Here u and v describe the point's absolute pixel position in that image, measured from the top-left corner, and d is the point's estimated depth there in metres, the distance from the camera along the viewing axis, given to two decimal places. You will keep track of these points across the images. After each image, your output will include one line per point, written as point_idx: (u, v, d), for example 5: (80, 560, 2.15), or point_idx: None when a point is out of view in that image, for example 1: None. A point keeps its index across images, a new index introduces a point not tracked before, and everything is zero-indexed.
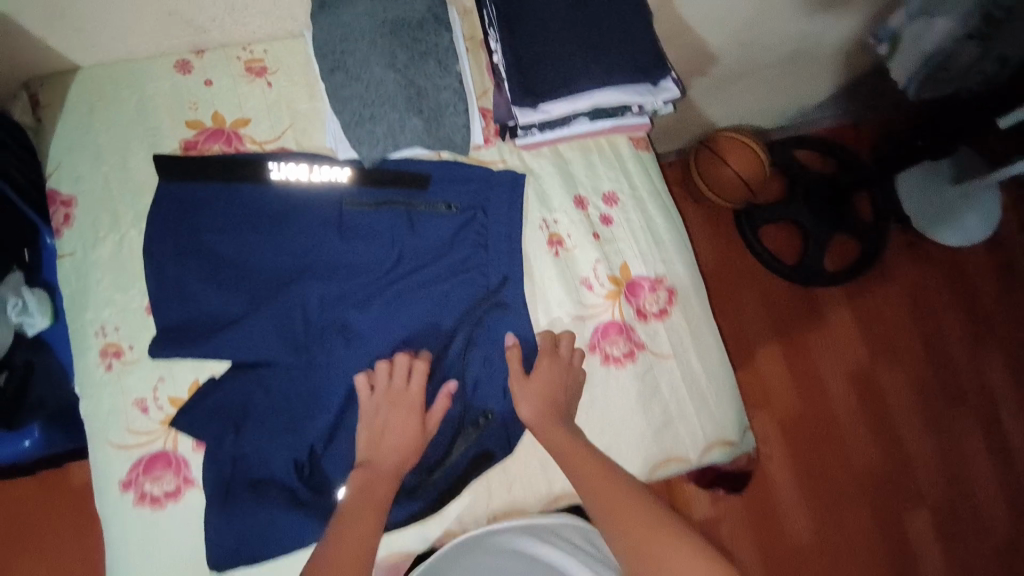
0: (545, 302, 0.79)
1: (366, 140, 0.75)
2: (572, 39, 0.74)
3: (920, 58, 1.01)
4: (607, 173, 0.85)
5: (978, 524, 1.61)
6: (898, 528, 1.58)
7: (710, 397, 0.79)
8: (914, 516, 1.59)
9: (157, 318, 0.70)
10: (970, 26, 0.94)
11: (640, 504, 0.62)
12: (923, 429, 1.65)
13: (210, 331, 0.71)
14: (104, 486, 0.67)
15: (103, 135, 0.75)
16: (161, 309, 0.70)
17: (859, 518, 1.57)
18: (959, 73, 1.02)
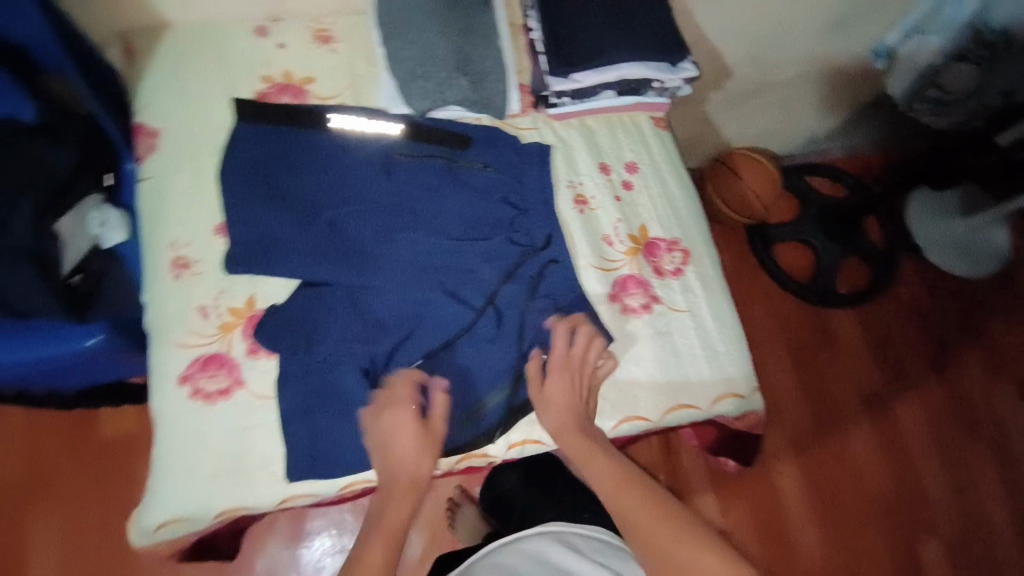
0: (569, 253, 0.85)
1: (417, 95, 0.85)
2: (603, 18, 0.84)
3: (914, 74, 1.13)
4: (629, 145, 0.93)
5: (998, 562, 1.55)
6: (914, 556, 1.53)
7: (719, 349, 0.84)
8: (930, 544, 1.54)
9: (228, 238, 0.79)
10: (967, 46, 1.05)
11: (633, 479, 0.70)
12: (935, 455, 1.64)
13: (268, 256, 0.78)
14: (161, 380, 0.74)
15: (189, 82, 0.86)
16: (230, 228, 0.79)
17: (871, 541, 1.54)
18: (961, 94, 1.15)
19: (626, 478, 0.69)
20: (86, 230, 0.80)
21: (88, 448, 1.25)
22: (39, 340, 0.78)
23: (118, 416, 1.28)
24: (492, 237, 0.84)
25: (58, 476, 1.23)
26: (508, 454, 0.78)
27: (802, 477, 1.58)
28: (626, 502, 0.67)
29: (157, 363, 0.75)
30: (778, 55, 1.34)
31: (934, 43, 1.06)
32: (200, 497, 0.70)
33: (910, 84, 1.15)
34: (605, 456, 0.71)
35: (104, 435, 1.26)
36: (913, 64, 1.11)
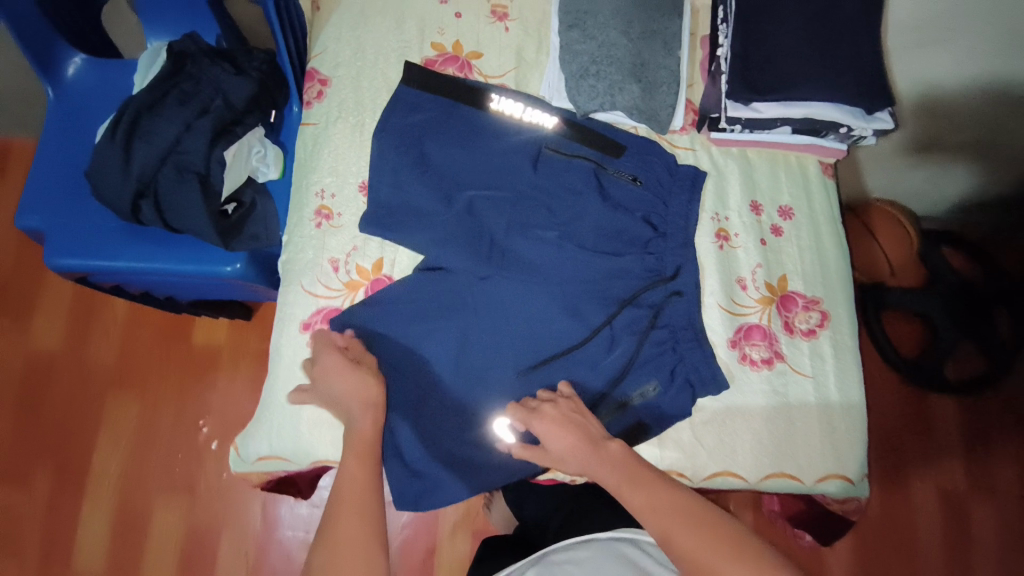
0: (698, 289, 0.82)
1: (586, 92, 0.82)
2: (803, 49, 0.77)
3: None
4: (789, 188, 0.87)
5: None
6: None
7: (839, 428, 0.78)
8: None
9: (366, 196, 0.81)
10: None
11: (673, 505, 0.62)
12: None
13: (399, 226, 0.79)
14: (284, 321, 0.77)
15: (365, 35, 0.88)
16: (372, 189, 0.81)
17: None
18: None
19: (674, 502, 0.61)
20: (247, 161, 0.82)
21: (180, 349, 1.34)
22: (181, 253, 0.80)
23: (211, 328, 1.35)
24: (626, 254, 0.81)
25: (149, 373, 1.33)
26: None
27: (853, 562, 1.49)
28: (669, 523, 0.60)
29: (284, 305, 0.78)
30: (963, 116, 1.20)
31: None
32: (297, 444, 0.73)
33: None
34: (648, 481, 0.63)
35: (194, 341, 1.35)
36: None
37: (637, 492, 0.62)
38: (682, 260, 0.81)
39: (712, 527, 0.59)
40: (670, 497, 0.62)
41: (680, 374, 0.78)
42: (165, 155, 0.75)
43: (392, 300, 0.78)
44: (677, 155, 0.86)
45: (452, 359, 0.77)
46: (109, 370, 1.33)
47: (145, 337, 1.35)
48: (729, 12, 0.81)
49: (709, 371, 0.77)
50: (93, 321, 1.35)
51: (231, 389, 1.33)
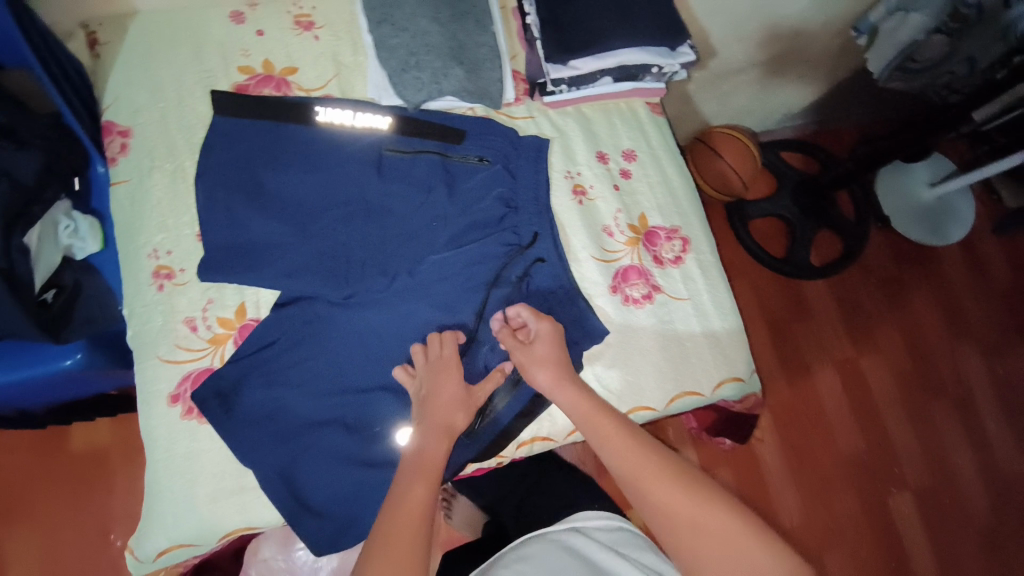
0: (569, 246, 0.85)
1: (411, 86, 0.81)
2: (601, 3, 0.82)
3: (895, 50, 1.20)
4: (626, 132, 0.92)
5: (955, 502, 1.66)
6: (883, 509, 1.62)
7: (722, 337, 0.85)
8: (898, 496, 1.64)
9: (207, 242, 0.75)
10: (938, 22, 1.11)
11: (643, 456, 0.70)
12: (905, 419, 1.72)
13: (263, 262, 0.75)
14: (151, 400, 0.71)
15: (162, 74, 0.80)
16: (214, 234, 0.75)
17: (849, 502, 1.62)
18: (928, 65, 1.21)
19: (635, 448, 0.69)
20: (56, 240, 0.74)
21: (62, 464, 1.18)
22: (6, 362, 0.73)
23: (91, 429, 1.20)
24: (491, 231, 0.83)
25: (33, 500, 1.16)
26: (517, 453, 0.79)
27: (782, 446, 1.64)
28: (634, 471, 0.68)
29: (146, 382, 0.71)
30: (761, 34, 1.34)
31: (916, 20, 1.12)
32: (200, 524, 0.68)
33: (888, 60, 1.23)
34: (624, 433, 0.70)
35: (74, 450, 1.19)
36: (894, 39, 1.19)
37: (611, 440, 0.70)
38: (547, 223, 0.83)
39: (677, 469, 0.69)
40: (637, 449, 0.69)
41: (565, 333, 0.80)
42: None
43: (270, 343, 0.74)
44: (516, 128, 0.88)
45: (354, 381, 0.75)
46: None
47: (16, 461, 1.17)
48: None
49: (591, 321, 0.80)
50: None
51: (135, 487, 1.19)
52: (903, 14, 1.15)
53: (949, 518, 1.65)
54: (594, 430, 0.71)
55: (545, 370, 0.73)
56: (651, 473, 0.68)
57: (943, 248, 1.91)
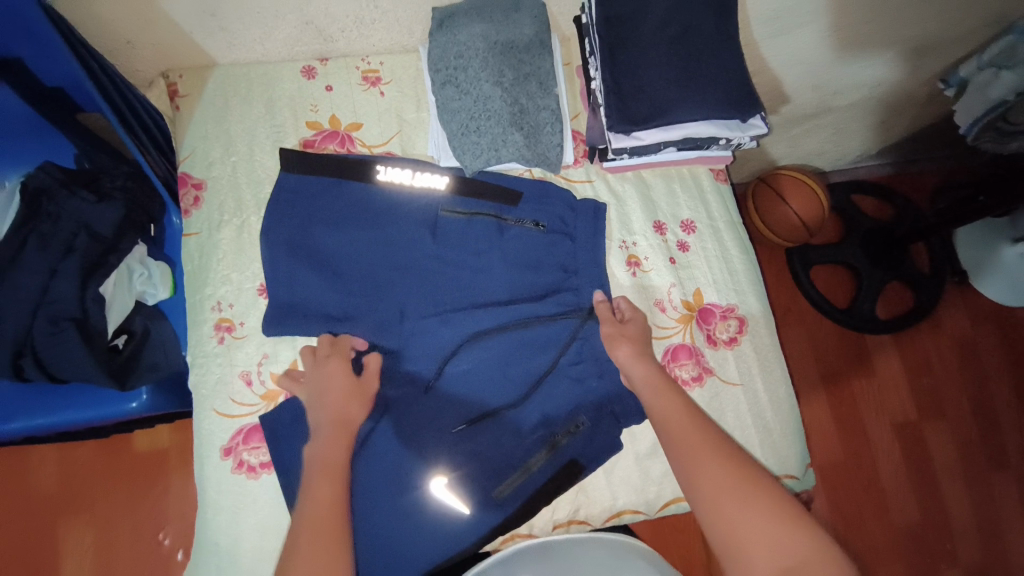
0: None
1: (470, 151, 0.81)
2: (672, 73, 0.78)
3: (984, 106, 1.17)
4: (687, 202, 0.89)
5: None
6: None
7: (774, 428, 0.81)
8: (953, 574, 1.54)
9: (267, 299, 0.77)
10: None
11: (707, 441, 0.65)
12: (964, 489, 1.60)
13: (316, 319, 0.77)
14: (205, 451, 0.74)
15: (234, 127, 0.84)
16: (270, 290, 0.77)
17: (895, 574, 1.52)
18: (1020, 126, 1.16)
19: (733, 481, 0.62)
20: (131, 287, 0.79)
21: (123, 463, 1.23)
22: (80, 402, 0.77)
23: (152, 433, 1.25)
24: (543, 299, 0.80)
25: (94, 497, 1.22)
26: (554, 531, 0.78)
27: (829, 510, 1.56)
28: (725, 505, 0.60)
29: (200, 433, 0.74)
30: (842, 83, 1.25)
31: (1007, 79, 1.09)
32: None
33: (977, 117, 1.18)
34: (720, 457, 0.64)
35: (136, 451, 1.25)
36: (983, 95, 1.16)
37: (702, 466, 0.63)
38: (601, 293, 0.80)
39: (740, 467, 0.63)
40: (725, 478, 0.62)
41: (607, 409, 0.78)
42: (34, 307, 0.70)
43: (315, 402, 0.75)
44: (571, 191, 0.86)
45: (393, 445, 0.75)
46: (51, 502, 1.20)
47: (85, 456, 1.23)
48: (594, 45, 0.81)
49: (637, 401, 0.78)
50: (20, 455, 1.21)
51: (188, 490, 1.24)
52: (994, 70, 1.12)
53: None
54: (661, 405, 0.69)
55: (622, 353, 0.74)
56: (710, 455, 0.64)
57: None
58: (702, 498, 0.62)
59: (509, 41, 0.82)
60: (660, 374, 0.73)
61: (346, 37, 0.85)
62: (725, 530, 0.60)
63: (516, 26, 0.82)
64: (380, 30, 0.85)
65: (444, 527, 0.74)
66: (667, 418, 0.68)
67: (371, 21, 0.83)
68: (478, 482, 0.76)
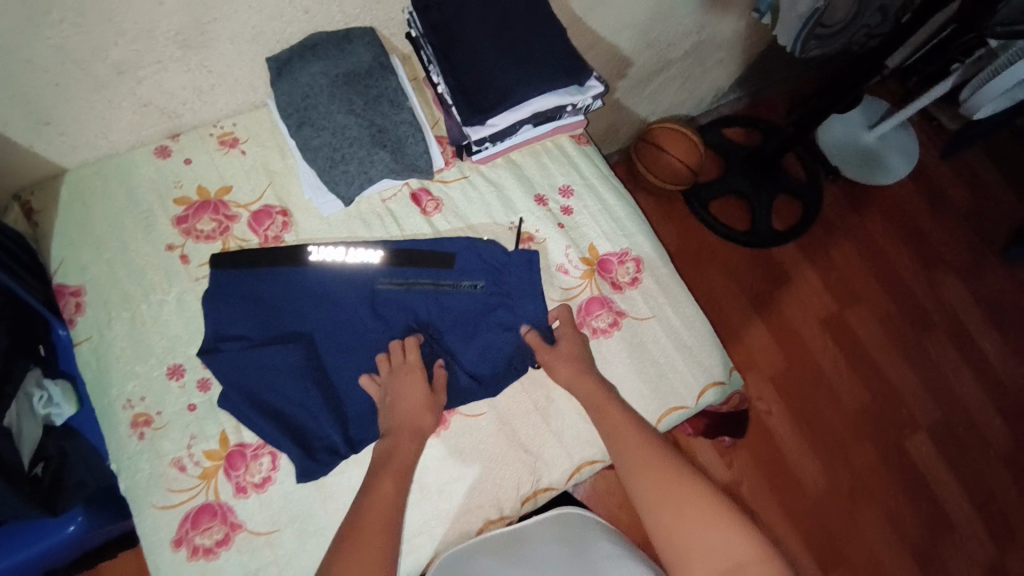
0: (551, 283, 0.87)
1: (343, 180, 0.83)
2: (504, 59, 0.85)
3: (799, 21, 1.24)
4: (559, 170, 0.94)
5: (970, 431, 1.69)
6: (904, 454, 1.64)
7: (694, 346, 0.85)
8: (915, 437, 1.66)
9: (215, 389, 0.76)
10: None
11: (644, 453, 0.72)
12: (900, 359, 1.74)
13: (269, 400, 0.75)
14: (155, 548, 0.71)
15: (100, 224, 0.82)
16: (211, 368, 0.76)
17: (866, 454, 1.63)
18: (839, 27, 1.22)
19: (668, 479, 0.69)
20: (33, 413, 0.75)
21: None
22: (15, 542, 0.74)
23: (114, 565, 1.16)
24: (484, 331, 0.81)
25: None
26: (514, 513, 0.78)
27: (794, 417, 1.65)
28: (668, 507, 0.67)
29: (145, 534, 0.71)
30: (670, 36, 1.38)
31: None
32: None
33: (798, 30, 1.25)
34: (647, 456, 0.71)
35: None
36: (796, 11, 1.23)
37: (643, 473, 0.71)
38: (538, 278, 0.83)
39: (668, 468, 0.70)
40: (664, 480, 0.70)
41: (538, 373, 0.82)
42: None
43: (301, 438, 0.75)
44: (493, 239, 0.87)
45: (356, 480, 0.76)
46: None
47: None
48: (428, 54, 0.87)
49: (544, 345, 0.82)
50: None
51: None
52: None
53: (968, 449, 1.67)
54: (606, 418, 0.76)
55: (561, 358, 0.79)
56: (653, 463, 0.71)
57: (897, 184, 1.96)
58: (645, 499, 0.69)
59: (350, 71, 0.86)
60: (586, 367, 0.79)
61: (191, 109, 0.86)
62: (669, 529, 0.66)
63: (352, 56, 0.86)
64: (223, 93, 0.87)
65: (416, 541, 0.74)
66: (609, 429, 0.75)
67: (210, 88, 0.84)
68: (440, 483, 0.77)
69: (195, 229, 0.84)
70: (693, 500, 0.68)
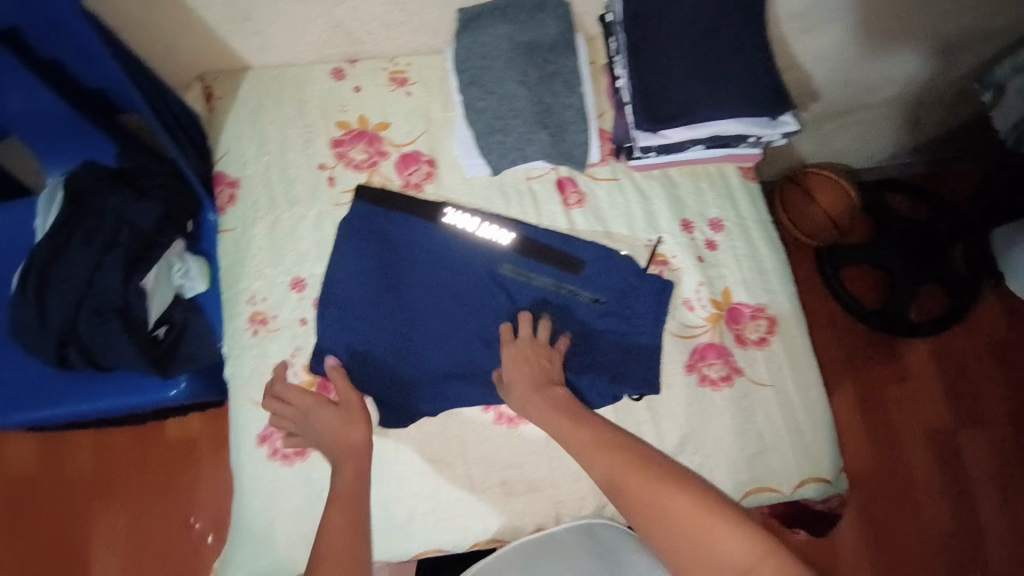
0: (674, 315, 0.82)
1: (496, 151, 0.81)
2: (701, 69, 0.77)
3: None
4: (715, 200, 0.87)
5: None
6: None
7: (806, 429, 0.78)
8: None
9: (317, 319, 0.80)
10: None
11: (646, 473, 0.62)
12: (1001, 502, 1.53)
13: (361, 344, 0.77)
14: (244, 438, 0.77)
15: (267, 127, 0.86)
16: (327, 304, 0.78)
17: None
18: None
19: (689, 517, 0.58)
20: (169, 280, 0.80)
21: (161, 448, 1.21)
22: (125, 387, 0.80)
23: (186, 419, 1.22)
24: (591, 343, 0.79)
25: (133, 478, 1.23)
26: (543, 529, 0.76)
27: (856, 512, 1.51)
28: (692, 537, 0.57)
29: (238, 421, 0.77)
30: (872, 82, 1.22)
31: None
32: (275, 561, 0.74)
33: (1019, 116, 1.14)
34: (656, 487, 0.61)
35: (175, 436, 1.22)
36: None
37: (602, 459, 0.65)
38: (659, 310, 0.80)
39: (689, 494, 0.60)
40: (631, 463, 0.63)
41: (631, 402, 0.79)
42: (80, 301, 0.73)
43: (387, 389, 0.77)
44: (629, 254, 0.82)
45: (430, 447, 0.77)
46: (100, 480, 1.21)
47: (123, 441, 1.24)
48: (619, 43, 0.81)
49: (645, 375, 0.78)
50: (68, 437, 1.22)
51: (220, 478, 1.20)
52: None
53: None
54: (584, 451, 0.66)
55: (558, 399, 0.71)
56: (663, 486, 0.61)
57: None
58: (612, 487, 0.63)
59: (534, 42, 0.82)
60: (554, 400, 0.71)
61: (374, 40, 0.86)
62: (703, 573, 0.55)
63: (540, 27, 0.82)
64: (407, 32, 0.86)
65: (467, 521, 0.75)
66: (598, 458, 0.65)
67: (397, 24, 0.84)
68: (507, 476, 0.76)
69: (348, 155, 0.86)
70: (682, 497, 0.59)
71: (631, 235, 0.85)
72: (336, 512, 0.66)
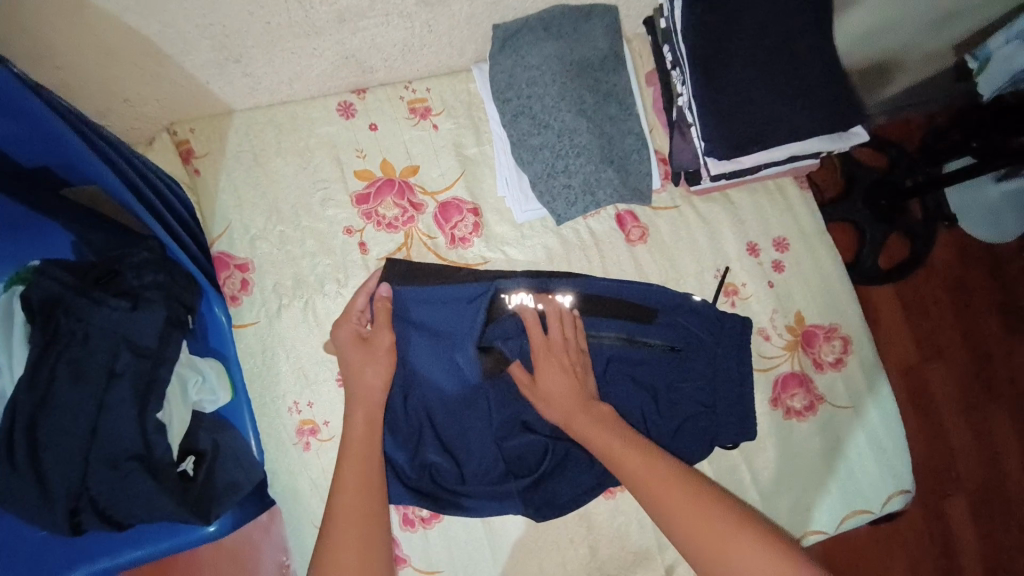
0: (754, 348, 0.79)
1: (561, 195, 0.72)
2: (775, 85, 0.70)
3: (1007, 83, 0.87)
4: (777, 218, 0.83)
5: None
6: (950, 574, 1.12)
7: (887, 444, 0.79)
8: (968, 550, 1.13)
9: None
10: None
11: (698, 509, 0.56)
12: (973, 450, 1.16)
13: (451, 435, 0.70)
14: None
15: (271, 188, 0.70)
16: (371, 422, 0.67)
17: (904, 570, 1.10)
18: None
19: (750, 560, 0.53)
20: (186, 399, 0.66)
21: None
22: (155, 535, 0.66)
23: None
24: (680, 399, 0.74)
25: None
26: None
27: None
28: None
29: (304, 552, 0.66)
30: None
31: None
32: None
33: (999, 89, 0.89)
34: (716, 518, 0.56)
35: None
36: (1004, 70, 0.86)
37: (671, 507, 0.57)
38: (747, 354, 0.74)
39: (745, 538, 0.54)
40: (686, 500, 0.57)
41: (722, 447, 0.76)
42: (86, 454, 0.58)
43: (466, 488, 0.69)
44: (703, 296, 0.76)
45: (532, 535, 0.71)
46: None
47: None
48: (679, 57, 0.72)
49: (738, 421, 0.73)
50: None
51: None
52: None
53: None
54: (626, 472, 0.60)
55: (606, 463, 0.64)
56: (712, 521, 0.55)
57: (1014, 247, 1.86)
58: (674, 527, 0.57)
59: (584, 59, 0.71)
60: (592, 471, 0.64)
61: (389, 66, 0.71)
62: None
63: (588, 40, 0.71)
64: (429, 54, 0.72)
65: None
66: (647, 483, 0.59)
67: (420, 47, 0.69)
68: (613, 552, 0.72)
69: (377, 213, 0.72)
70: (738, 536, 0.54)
71: (700, 270, 0.79)
72: (341, 526, 0.56)
